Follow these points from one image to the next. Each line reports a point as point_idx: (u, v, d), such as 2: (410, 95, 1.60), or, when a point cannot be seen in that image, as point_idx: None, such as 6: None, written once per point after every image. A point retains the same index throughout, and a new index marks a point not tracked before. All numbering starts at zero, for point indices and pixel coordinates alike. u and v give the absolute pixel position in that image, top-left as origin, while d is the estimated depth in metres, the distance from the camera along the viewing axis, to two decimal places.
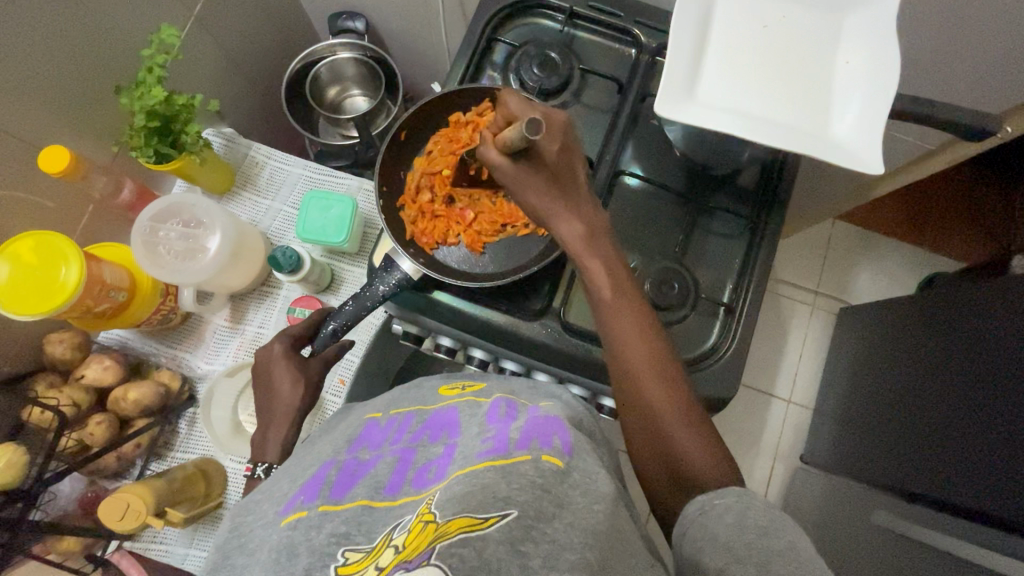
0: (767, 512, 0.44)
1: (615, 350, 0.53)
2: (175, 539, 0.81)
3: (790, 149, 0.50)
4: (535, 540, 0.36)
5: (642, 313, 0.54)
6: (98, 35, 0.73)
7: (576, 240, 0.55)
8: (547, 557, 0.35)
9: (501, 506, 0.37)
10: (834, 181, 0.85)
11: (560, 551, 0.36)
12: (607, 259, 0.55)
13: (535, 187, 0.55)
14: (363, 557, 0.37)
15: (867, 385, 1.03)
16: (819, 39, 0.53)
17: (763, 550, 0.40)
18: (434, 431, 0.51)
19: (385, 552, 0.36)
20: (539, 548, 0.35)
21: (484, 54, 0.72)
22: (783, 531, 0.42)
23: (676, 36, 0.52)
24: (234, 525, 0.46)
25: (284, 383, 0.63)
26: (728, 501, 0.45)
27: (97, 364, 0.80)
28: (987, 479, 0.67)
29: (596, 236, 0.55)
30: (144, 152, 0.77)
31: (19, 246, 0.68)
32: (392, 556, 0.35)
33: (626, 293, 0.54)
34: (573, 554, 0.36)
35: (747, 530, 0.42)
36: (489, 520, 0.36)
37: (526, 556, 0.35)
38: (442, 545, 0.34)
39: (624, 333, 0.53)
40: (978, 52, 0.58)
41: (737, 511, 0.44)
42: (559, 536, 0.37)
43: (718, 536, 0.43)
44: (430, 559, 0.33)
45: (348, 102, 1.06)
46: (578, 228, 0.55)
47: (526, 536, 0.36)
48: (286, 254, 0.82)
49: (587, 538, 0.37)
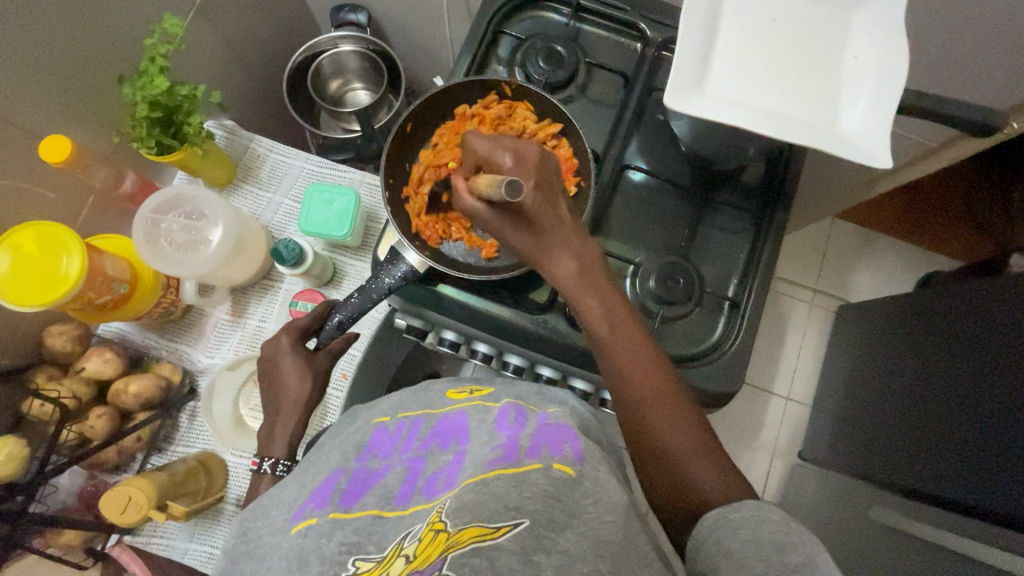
0: (782, 525, 0.44)
1: (616, 380, 0.52)
2: (175, 533, 0.81)
3: (800, 143, 0.50)
4: (547, 550, 0.35)
5: (639, 343, 0.53)
6: (99, 27, 0.72)
7: (567, 278, 0.54)
8: (559, 566, 0.35)
9: (513, 515, 0.37)
10: (839, 176, 0.85)
11: (573, 562, 0.35)
12: (601, 292, 0.54)
13: (516, 226, 0.53)
14: (374, 567, 0.38)
15: (867, 379, 1.03)
16: (828, 33, 0.53)
17: (778, 566, 0.41)
18: (443, 438, 0.50)
19: (396, 562, 0.37)
20: (552, 558, 0.35)
21: (490, 46, 0.72)
22: (800, 545, 0.42)
23: (686, 28, 0.52)
24: (243, 529, 0.46)
25: (290, 377, 0.63)
26: (743, 512, 0.46)
27: (98, 357, 0.79)
28: (987, 476, 0.67)
29: (589, 270, 0.54)
30: (146, 143, 0.76)
31: (21, 237, 0.68)
32: (403, 566, 0.36)
33: (621, 325, 0.53)
34: (586, 565, 0.35)
35: (762, 546, 0.43)
36: (499, 530, 0.36)
37: (538, 565, 0.34)
38: (454, 556, 0.35)
39: (621, 366, 0.52)
40: (985, 49, 0.58)
41: (752, 526, 0.45)
42: (570, 546, 0.36)
43: (733, 550, 0.43)
44: (439, 568, 0.34)
45: (350, 95, 1.06)
46: (570, 264, 0.54)
47: (537, 545, 0.36)
48: (289, 247, 0.81)
49: (598, 548, 0.37)
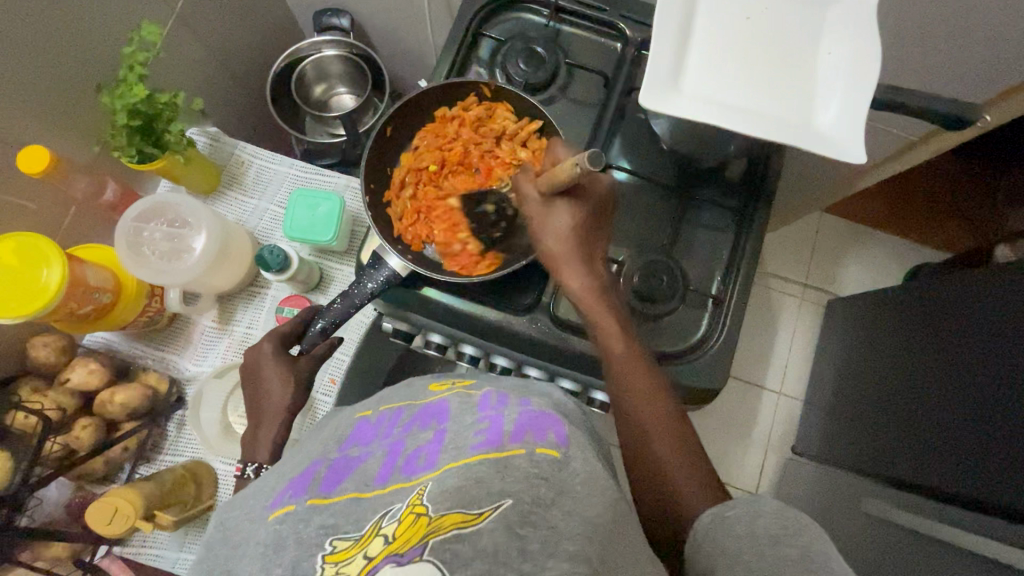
0: (778, 516, 0.44)
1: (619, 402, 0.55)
2: (165, 542, 0.81)
3: (776, 138, 0.50)
4: (534, 525, 0.36)
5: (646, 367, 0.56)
6: (78, 36, 0.72)
7: (585, 293, 0.58)
8: (545, 541, 0.35)
9: (496, 498, 0.38)
10: (823, 173, 0.86)
11: (560, 539, 0.36)
12: (615, 313, 0.58)
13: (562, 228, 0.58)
14: (351, 545, 0.38)
15: (857, 372, 1.03)
16: (803, 32, 0.54)
17: (779, 559, 0.41)
18: (424, 421, 0.50)
19: (374, 542, 0.37)
20: (538, 531, 0.36)
21: (470, 49, 0.72)
22: (798, 537, 0.42)
23: (661, 28, 0.52)
24: (221, 521, 0.45)
25: (273, 382, 0.63)
26: (738, 509, 0.46)
27: (82, 368, 0.79)
28: (978, 465, 0.67)
29: (603, 291, 0.58)
30: (127, 152, 0.76)
31: (1, 246, 0.67)
32: (381, 547, 0.36)
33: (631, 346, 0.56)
34: (572, 544, 0.35)
35: (757, 539, 0.43)
36: (482, 513, 0.37)
37: (525, 539, 0.35)
38: (437, 540, 0.35)
39: (626, 384, 0.55)
40: (961, 43, 0.58)
41: (748, 521, 0.44)
42: (559, 522, 0.37)
43: (728, 548, 0.43)
44: (422, 554, 0.34)
45: (334, 100, 1.05)
46: (587, 282, 0.58)
47: (524, 519, 0.36)
48: (274, 253, 0.81)
49: (585, 530, 0.37)
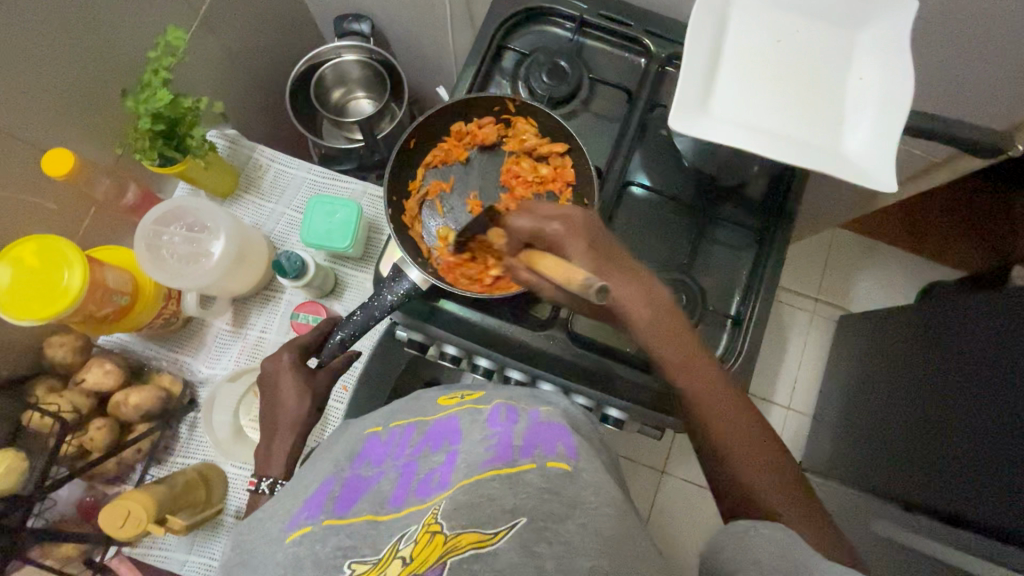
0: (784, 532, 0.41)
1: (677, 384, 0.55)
2: (174, 545, 0.81)
3: (802, 164, 0.50)
4: (548, 543, 0.36)
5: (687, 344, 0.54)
6: (105, 40, 0.72)
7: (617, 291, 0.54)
8: (559, 560, 0.35)
9: (509, 517, 0.38)
10: (842, 191, 0.85)
11: (572, 555, 0.35)
12: (647, 295, 0.55)
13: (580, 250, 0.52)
14: (370, 568, 0.37)
15: (868, 390, 1.03)
16: (832, 56, 0.53)
17: None
18: (435, 441, 0.50)
19: (393, 564, 0.36)
20: (552, 550, 0.36)
21: (493, 61, 0.72)
22: None
23: (690, 50, 0.52)
24: (240, 537, 0.46)
25: (290, 392, 0.63)
26: None
27: (97, 368, 0.79)
28: (986, 490, 0.66)
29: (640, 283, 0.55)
30: (148, 155, 0.76)
31: (22, 250, 0.67)
32: (400, 567, 0.35)
33: (676, 333, 0.54)
34: (586, 559, 0.35)
35: None
36: (498, 533, 0.36)
37: (540, 559, 0.35)
38: (454, 560, 0.34)
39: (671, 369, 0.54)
40: (991, 71, 0.58)
41: None
42: (572, 538, 0.37)
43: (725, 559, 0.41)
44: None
45: (353, 104, 1.05)
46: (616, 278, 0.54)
47: (539, 539, 0.36)
48: (291, 259, 0.81)
49: (599, 543, 0.37)
